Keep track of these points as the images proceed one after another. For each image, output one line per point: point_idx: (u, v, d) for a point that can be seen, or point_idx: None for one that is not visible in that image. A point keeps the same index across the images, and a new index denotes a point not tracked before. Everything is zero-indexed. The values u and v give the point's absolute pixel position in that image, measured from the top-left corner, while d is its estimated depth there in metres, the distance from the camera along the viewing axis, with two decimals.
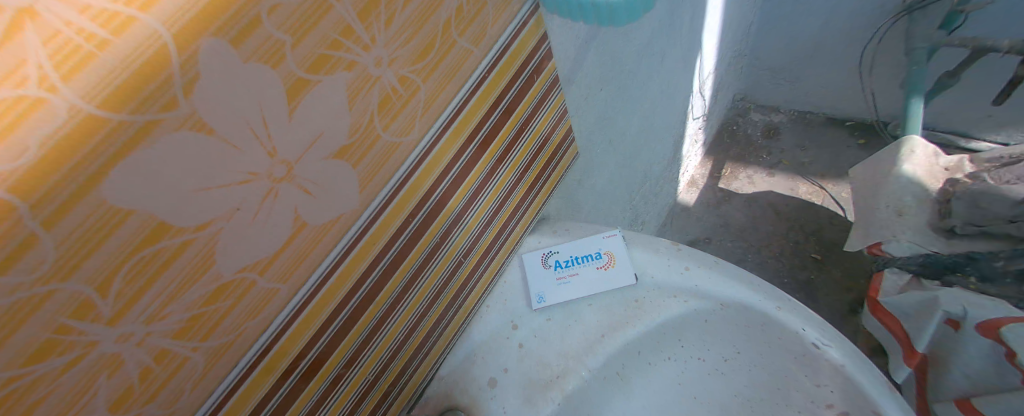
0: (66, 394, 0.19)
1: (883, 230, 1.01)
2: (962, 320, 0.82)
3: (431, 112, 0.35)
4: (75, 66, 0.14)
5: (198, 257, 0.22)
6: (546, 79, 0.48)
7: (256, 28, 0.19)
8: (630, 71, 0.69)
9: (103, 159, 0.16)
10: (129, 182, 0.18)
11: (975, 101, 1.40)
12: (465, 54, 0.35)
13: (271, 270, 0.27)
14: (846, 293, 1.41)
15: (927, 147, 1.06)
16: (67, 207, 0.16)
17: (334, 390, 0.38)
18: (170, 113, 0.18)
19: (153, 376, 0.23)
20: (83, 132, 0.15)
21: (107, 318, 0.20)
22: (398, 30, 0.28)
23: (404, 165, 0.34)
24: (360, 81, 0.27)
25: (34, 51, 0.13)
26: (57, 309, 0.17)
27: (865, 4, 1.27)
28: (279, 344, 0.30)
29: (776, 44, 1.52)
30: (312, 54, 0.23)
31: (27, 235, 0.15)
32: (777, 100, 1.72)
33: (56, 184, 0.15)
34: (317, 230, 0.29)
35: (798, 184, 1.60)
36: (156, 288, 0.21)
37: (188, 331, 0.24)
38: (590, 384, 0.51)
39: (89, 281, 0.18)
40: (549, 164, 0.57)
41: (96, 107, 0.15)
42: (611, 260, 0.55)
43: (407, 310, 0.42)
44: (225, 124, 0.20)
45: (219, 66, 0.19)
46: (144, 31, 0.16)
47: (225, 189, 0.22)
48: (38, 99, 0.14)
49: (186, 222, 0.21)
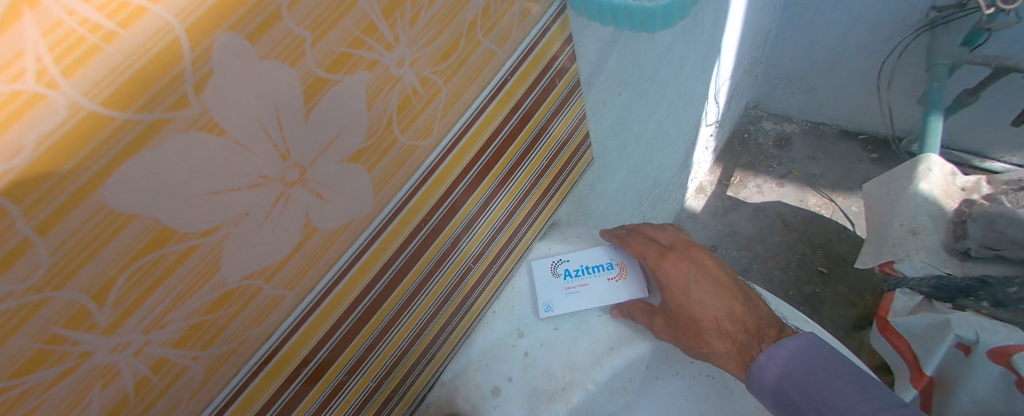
0: (56, 406, 0.18)
1: (897, 249, 0.99)
2: (974, 345, 0.77)
3: (450, 115, 0.33)
4: (75, 60, 0.13)
5: (202, 264, 0.21)
6: (568, 82, 0.46)
7: (275, 24, 0.18)
8: (649, 76, 0.67)
9: (104, 161, 0.15)
10: (132, 184, 0.16)
11: (995, 122, 1.37)
12: (488, 56, 0.34)
13: (277, 277, 0.26)
14: (851, 309, 1.39)
15: (945, 166, 1.03)
16: (64, 210, 0.15)
17: (336, 395, 0.37)
18: (179, 112, 0.16)
19: (149, 387, 0.22)
20: (82, 133, 0.14)
21: (103, 328, 0.18)
22: (422, 28, 0.26)
23: (420, 169, 0.33)
24: (380, 82, 0.25)
25: (33, 42, 0.12)
26: (49, 319, 0.16)
27: (888, 16, 1.23)
28: (285, 348, 0.29)
29: (793, 52, 1.48)
30: (333, 52, 0.21)
31: (21, 239, 0.14)
32: (790, 109, 1.69)
33: (56, 183, 0.14)
34: (328, 235, 0.28)
35: (808, 196, 1.58)
36: (156, 296, 0.20)
37: (188, 340, 0.23)
38: (595, 397, 0.50)
39: (84, 289, 0.17)
40: (563, 170, 0.55)
41: (99, 104, 0.14)
42: (622, 271, 0.54)
43: (411, 320, 0.41)
44: (237, 125, 0.19)
45: (234, 62, 0.17)
46: (154, 23, 0.14)
47: (234, 193, 0.20)
48: (36, 95, 0.13)
49: (191, 228, 0.19)
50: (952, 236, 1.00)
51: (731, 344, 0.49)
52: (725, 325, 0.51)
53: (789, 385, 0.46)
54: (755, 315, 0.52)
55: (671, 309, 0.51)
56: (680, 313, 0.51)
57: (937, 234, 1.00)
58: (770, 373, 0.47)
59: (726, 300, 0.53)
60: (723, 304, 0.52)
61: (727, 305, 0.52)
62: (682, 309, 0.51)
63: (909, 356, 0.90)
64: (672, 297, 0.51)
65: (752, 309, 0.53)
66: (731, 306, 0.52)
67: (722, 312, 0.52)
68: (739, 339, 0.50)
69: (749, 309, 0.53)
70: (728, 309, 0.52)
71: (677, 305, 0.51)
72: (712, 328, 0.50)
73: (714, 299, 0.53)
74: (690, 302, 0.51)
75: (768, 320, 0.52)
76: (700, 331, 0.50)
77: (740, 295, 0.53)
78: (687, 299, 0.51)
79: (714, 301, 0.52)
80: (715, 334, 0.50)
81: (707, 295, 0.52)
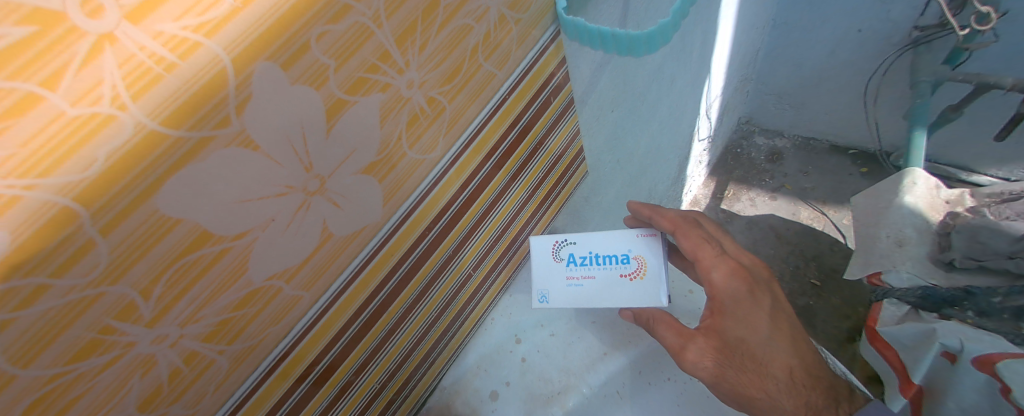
0: (102, 392, 0.21)
1: (883, 260, 1.04)
2: (959, 354, 0.79)
3: (455, 130, 0.36)
4: (144, 86, 0.16)
5: (233, 265, 0.23)
6: (563, 99, 0.49)
7: (304, 54, 0.21)
8: (641, 94, 0.70)
9: (161, 170, 0.18)
10: (179, 192, 0.19)
11: (978, 136, 1.41)
12: (489, 77, 0.37)
13: (296, 278, 0.28)
14: (844, 321, 1.41)
15: (929, 180, 1.06)
16: (123, 215, 0.17)
17: (342, 395, 0.39)
18: (222, 130, 0.19)
19: (181, 377, 0.24)
20: (144, 147, 0.17)
21: (147, 320, 0.21)
22: (430, 54, 0.29)
23: (425, 181, 0.35)
24: (392, 102, 0.28)
25: (110, 72, 0.15)
26: (103, 310, 0.19)
27: (870, 35, 1.28)
28: (297, 349, 0.31)
29: (783, 70, 1.53)
30: (352, 76, 0.24)
31: (86, 240, 0.17)
32: (780, 125, 1.74)
33: (118, 192, 0.17)
34: (342, 240, 0.30)
35: (800, 209, 1.61)
36: (191, 295, 0.22)
37: (217, 334, 0.25)
38: (590, 401, 0.52)
39: (133, 284, 0.19)
40: (560, 181, 0.58)
41: (159, 123, 0.17)
42: (640, 267, 0.48)
43: (413, 326, 0.43)
44: (270, 141, 0.22)
45: (270, 87, 0.20)
46: (207, 56, 0.17)
47: (263, 201, 0.23)
48: (109, 116, 0.15)
49: (226, 231, 0.22)
50: (937, 247, 1.03)
51: (797, 401, 0.47)
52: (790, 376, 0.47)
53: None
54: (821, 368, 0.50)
55: (742, 351, 0.46)
56: (752, 356, 0.46)
57: (922, 245, 1.03)
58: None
59: (798, 351, 0.49)
60: (798, 353, 0.49)
61: (799, 357, 0.48)
62: (753, 351, 0.46)
63: (898, 366, 0.91)
64: (745, 335, 0.46)
65: (819, 361, 0.51)
66: (801, 360, 0.48)
67: (798, 362, 0.48)
68: (805, 396, 0.48)
69: (820, 366, 0.50)
70: (802, 358, 0.48)
71: (747, 345, 0.46)
72: (777, 380, 0.47)
73: (787, 344, 0.49)
74: (764, 344, 0.47)
75: (829, 381, 0.50)
76: (765, 381, 0.46)
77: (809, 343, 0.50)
78: (761, 341, 0.47)
79: (788, 350, 0.48)
80: (786, 388, 0.47)
81: (780, 338, 0.48)
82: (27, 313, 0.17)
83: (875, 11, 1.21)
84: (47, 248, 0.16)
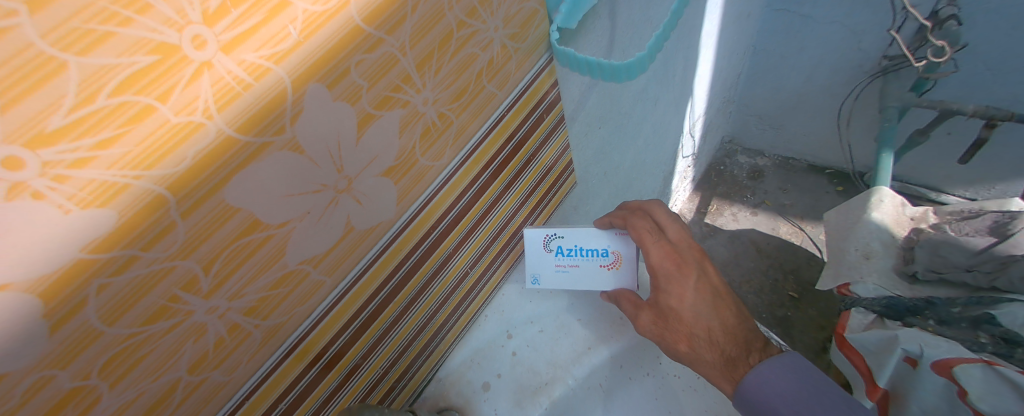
0: (163, 353, 0.25)
1: (853, 272, 1.12)
2: (919, 359, 0.83)
3: (460, 141, 0.41)
4: (226, 102, 0.20)
5: (274, 249, 0.28)
6: (555, 117, 0.54)
7: (344, 77, 0.26)
8: (627, 114, 0.76)
9: (230, 168, 0.22)
10: (243, 185, 0.23)
11: (943, 159, 1.51)
12: (490, 97, 0.42)
13: (322, 264, 0.32)
14: (820, 332, 1.47)
15: (896, 198, 1.14)
16: (199, 203, 0.22)
17: (348, 380, 0.43)
18: (279, 137, 0.24)
19: (224, 345, 0.28)
20: (220, 149, 0.21)
21: (204, 292, 0.25)
22: (443, 77, 0.34)
23: (433, 185, 0.40)
24: (410, 116, 0.33)
25: (205, 92, 0.19)
26: (174, 281, 0.23)
27: (842, 64, 1.38)
28: (312, 335, 0.35)
29: (762, 94, 1.63)
30: (380, 94, 0.29)
31: (169, 222, 0.21)
32: (761, 145, 1.84)
33: (196, 185, 0.21)
34: (361, 233, 0.34)
35: (779, 224, 1.69)
36: (241, 272, 0.26)
37: (255, 311, 0.29)
38: (575, 392, 0.56)
39: (198, 261, 0.23)
40: (551, 190, 0.63)
41: (234, 131, 0.21)
42: (617, 260, 0.54)
43: (414, 318, 0.47)
44: (314, 147, 0.26)
45: (317, 103, 0.25)
46: (274, 79, 0.22)
47: (303, 196, 0.27)
48: (199, 124, 0.20)
49: (273, 220, 0.26)
50: (901, 260, 1.10)
51: (716, 353, 0.51)
52: (711, 333, 0.51)
53: (780, 401, 0.48)
54: (745, 327, 0.53)
55: (671, 313, 0.52)
56: (675, 316, 0.52)
57: (888, 258, 1.11)
58: (759, 388, 0.48)
59: (722, 311, 0.52)
60: (718, 314, 0.52)
61: (722, 315, 0.52)
62: (677, 313, 0.51)
63: (863, 369, 0.97)
64: (670, 299, 0.51)
65: (742, 321, 0.53)
66: (725, 318, 0.52)
67: (718, 322, 0.52)
68: (726, 351, 0.51)
69: (745, 328, 0.53)
70: (723, 319, 0.52)
71: (672, 307, 0.51)
72: (702, 337, 0.51)
73: (711, 308, 0.52)
74: (688, 308, 0.51)
75: (753, 338, 0.52)
76: (690, 336, 0.51)
77: (733, 306, 0.53)
78: (687, 304, 0.51)
79: (711, 311, 0.52)
80: (705, 344, 0.51)
81: (704, 301, 0.52)
82: (119, 279, 0.20)
83: (846, 41, 1.30)
84: (140, 229, 0.20)
